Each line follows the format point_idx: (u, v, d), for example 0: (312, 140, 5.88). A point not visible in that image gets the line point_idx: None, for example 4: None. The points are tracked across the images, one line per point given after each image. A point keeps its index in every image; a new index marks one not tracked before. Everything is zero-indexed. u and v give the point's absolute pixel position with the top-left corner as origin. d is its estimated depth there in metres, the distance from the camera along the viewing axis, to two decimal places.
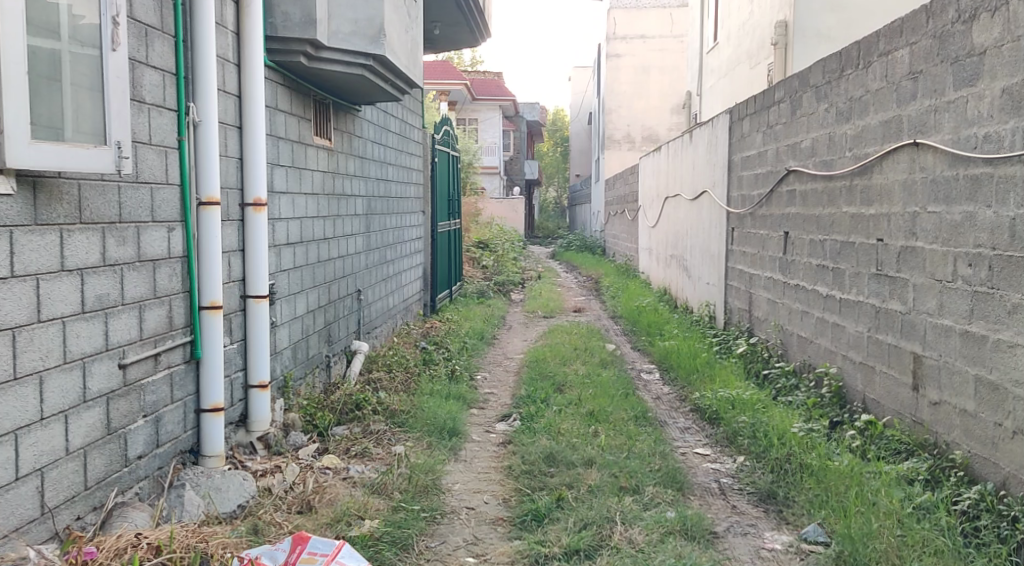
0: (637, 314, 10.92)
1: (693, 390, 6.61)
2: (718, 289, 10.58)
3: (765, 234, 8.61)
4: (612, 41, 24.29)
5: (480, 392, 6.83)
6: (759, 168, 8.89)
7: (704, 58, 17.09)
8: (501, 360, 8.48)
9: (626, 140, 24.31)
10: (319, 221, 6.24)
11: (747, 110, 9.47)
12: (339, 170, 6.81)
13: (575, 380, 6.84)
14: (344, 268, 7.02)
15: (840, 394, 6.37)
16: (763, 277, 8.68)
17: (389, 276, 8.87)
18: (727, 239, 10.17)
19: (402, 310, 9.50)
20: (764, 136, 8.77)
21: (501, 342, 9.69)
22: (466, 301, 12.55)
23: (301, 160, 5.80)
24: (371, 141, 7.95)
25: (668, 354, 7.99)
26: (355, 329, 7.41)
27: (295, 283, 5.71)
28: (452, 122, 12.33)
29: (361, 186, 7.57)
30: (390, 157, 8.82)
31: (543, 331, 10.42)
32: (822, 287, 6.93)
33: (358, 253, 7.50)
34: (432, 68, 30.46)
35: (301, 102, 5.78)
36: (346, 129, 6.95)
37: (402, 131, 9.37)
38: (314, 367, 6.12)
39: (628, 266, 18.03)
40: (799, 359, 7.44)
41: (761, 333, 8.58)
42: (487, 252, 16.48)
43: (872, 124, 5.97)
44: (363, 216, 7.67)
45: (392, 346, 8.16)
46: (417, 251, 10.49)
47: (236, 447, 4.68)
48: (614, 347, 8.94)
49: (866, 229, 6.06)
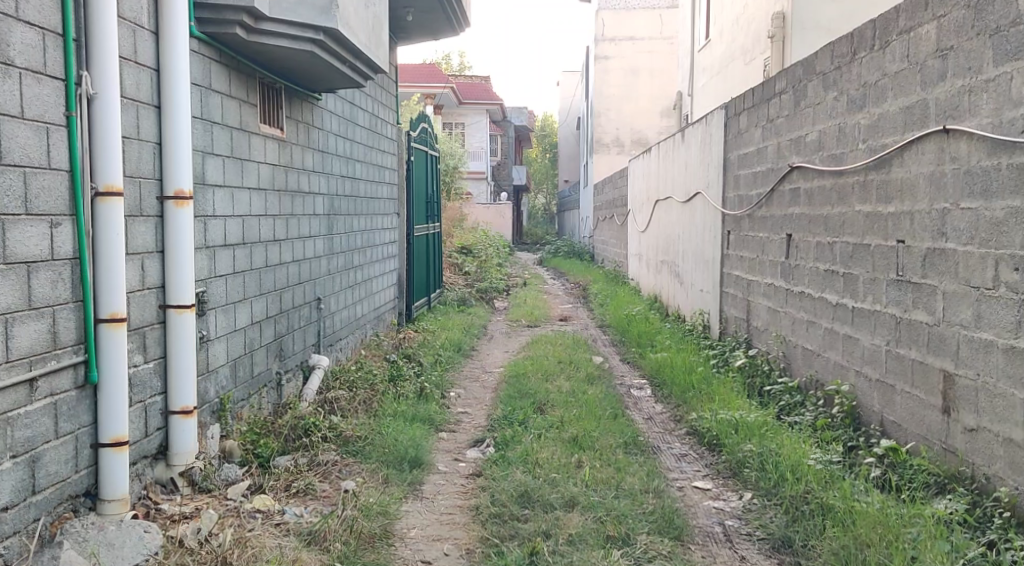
0: (627, 323, 10.22)
1: (689, 410, 5.90)
2: (712, 297, 9.89)
3: (765, 236, 7.94)
4: (600, 43, 23.64)
5: (451, 413, 6.11)
6: (758, 166, 8.22)
7: (695, 57, 16.44)
8: (479, 375, 7.78)
9: (615, 143, 23.64)
10: (268, 221, 5.55)
11: (744, 104, 8.81)
12: (294, 165, 6.12)
13: (558, 398, 6.14)
14: (301, 275, 6.32)
15: (853, 414, 5.69)
16: (762, 284, 8.00)
17: (356, 282, 8.15)
18: (722, 243, 9.49)
19: (372, 319, 8.78)
20: (763, 131, 8.10)
21: (479, 354, 8.98)
22: (445, 309, 11.83)
23: (244, 151, 5.11)
24: (335, 136, 7.27)
25: (660, 367, 7.29)
26: (316, 342, 6.71)
27: (237, 291, 5.01)
28: (429, 119, 11.61)
29: (322, 183, 6.88)
30: (358, 155, 8.14)
31: (526, 341, 9.70)
32: (830, 295, 6.26)
33: (319, 258, 6.81)
34: (416, 71, 29.73)
35: (242, 85, 5.09)
36: (302, 119, 6.27)
37: (373, 126, 8.70)
38: (261, 386, 5.41)
39: (617, 273, 17.34)
40: (804, 374, 6.76)
41: (762, 344, 7.90)
42: (469, 258, 15.75)
43: (890, 112, 5.31)
44: (325, 217, 6.98)
45: (359, 360, 7.45)
46: (391, 256, 9.80)
47: (152, 485, 3.97)
48: (602, 360, 8.22)
49: (883, 229, 5.40)
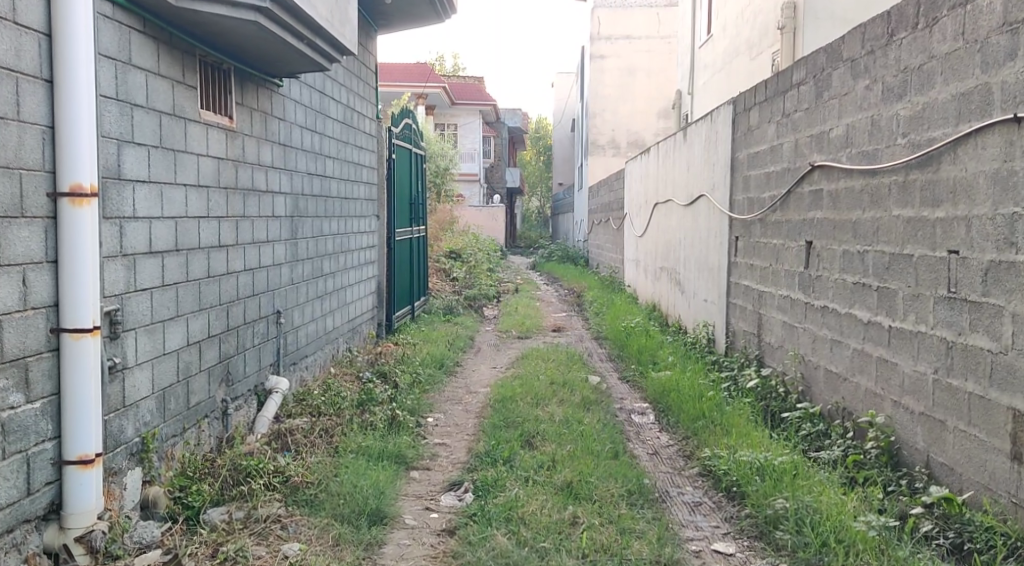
0: (625, 335, 9.44)
1: (700, 446, 5.12)
2: (718, 308, 9.11)
3: (779, 243, 7.16)
4: (596, 41, 22.86)
5: (427, 446, 5.32)
6: (772, 166, 7.45)
7: (696, 53, 15.67)
8: (462, 396, 6.98)
9: (611, 145, 22.82)
10: (211, 224, 4.75)
11: (755, 98, 8.03)
12: (247, 159, 5.32)
13: (549, 429, 5.35)
14: (256, 285, 5.50)
15: (890, 450, 4.94)
16: (776, 296, 7.23)
17: (327, 293, 7.34)
18: (729, 250, 8.71)
19: (346, 332, 7.97)
20: (778, 127, 7.33)
21: (465, 370, 8.18)
22: (430, 319, 11.02)
23: (178, 141, 4.32)
24: (300, 127, 6.47)
25: (664, 389, 6.51)
26: (275, 361, 5.90)
27: (166, 306, 4.21)
28: (413, 114, 10.79)
29: (284, 180, 6.08)
30: (329, 150, 7.34)
31: (516, 356, 8.91)
32: (861, 312, 5.49)
33: (280, 265, 6.01)
34: (408, 70, 28.88)
35: (176, 63, 4.31)
36: (257, 108, 5.48)
37: (346, 119, 7.92)
38: (199, 419, 4.61)
39: (613, 279, 16.55)
40: (828, 400, 5.99)
41: (776, 363, 7.14)
42: (458, 263, 14.93)
43: (937, 101, 4.56)
44: (288, 220, 6.19)
45: (326, 380, 6.65)
46: (369, 263, 9.00)
47: (35, 556, 3.24)
48: (600, 379, 7.42)
49: (928, 237, 4.63)
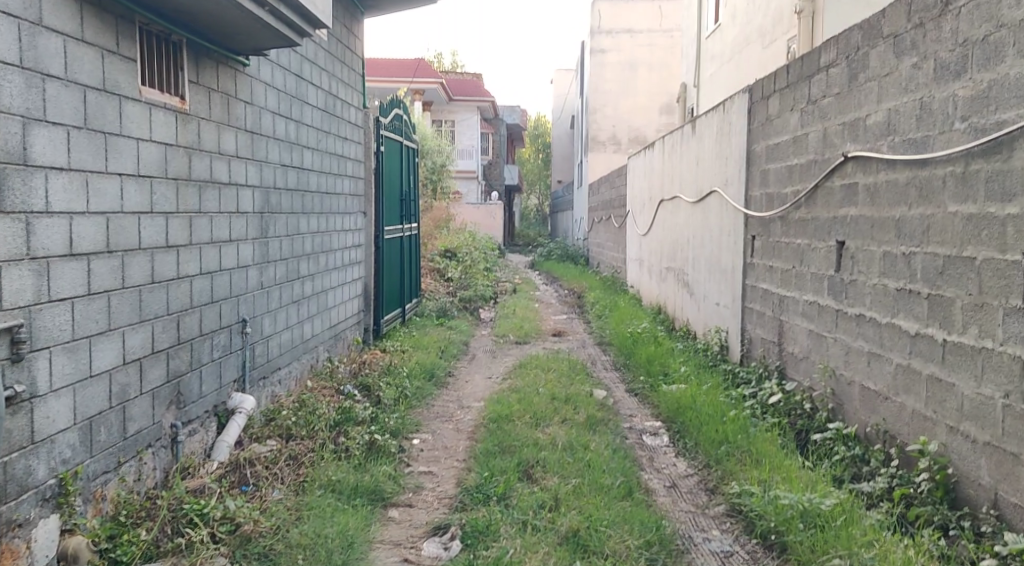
0: (631, 342, 8.75)
1: (727, 478, 4.45)
2: (732, 313, 8.44)
3: (804, 243, 6.49)
4: (597, 34, 22.15)
5: (411, 475, 4.66)
6: (794, 158, 6.78)
7: (703, 44, 15.02)
8: (453, 411, 6.31)
9: (612, 141, 22.15)
10: (156, 220, 4.07)
11: (775, 84, 7.36)
12: (205, 146, 4.64)
13: (551, 456, 4.67)
14: (216, 290, 4.81)
15: (946, 484, 4.24)
16: (800, 302, 6.56)
17: (306, 297, 6.64)
18: (745, 250, 8.05)
19: (328, 340, 7.30)
20: (801, 116, 6.66)
21: (458, 381, 7.51)
22: (422, 323, 10.33)
23: (109, 121, 3.65)
24: (272, 112, 5.77)
25: (679, 407, 5.85)
26: (239, 377, 5.21)
27: (94, 318, 3.54)
28: (404, 104, 10.08)
29: (253, 171, 5.39)
30: (307, 140, 6.65)
31: (513, 364, 8.24)
32: (905, 323, 4.83)
33: (248, 267, 5.32)
34: (404, 64, 28.15)
35: (108, 30, 3.65)
36: (217, 89, 4.79)
37: (327, 106, 7.22)
38: (140, 449, 3.93)
39: (615, 279, 15.88)
40: (866, 421, 5.32)
41: (801, 377, 6.47)
42: (453, 263, 14.22)
43: (1009, 78, 3.95)
44: (258, 216, 5.49)
45: (302, 396, 5.96)
46: (355, 263, 8.32)
47: None
48: (606, 393, 6.74)
49: (995, 238, 4.01)
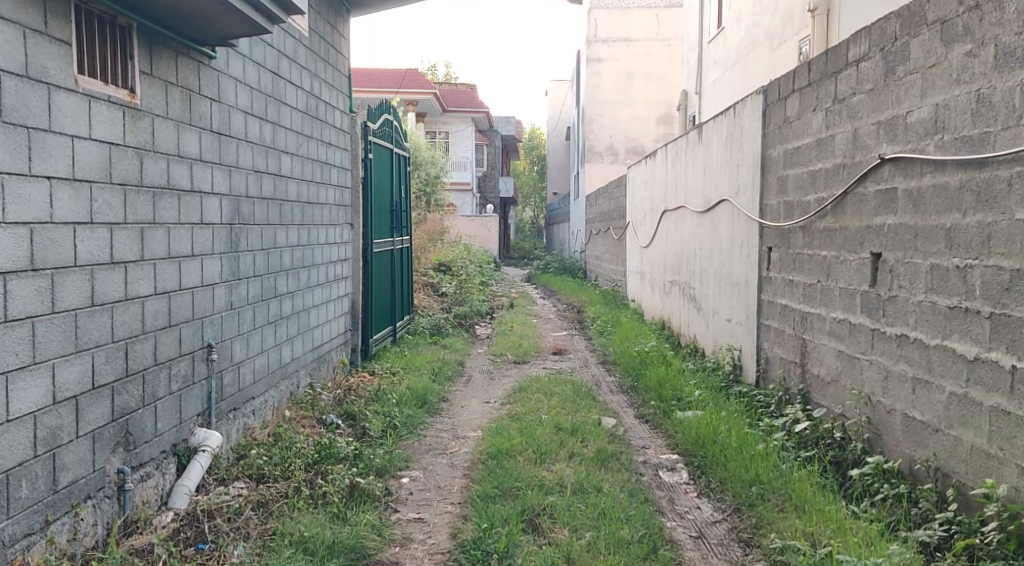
0: (638, 361, 8.16)
1: (767, 531, 3.90)
2: (745, 330, 7.87)
3: (831, 255, 5.93)
4: (593, 43, 21.56)
5: (399, 526, 4.08)
6: (818, 163, 6.23)
7: (704, 49, 14.49)
8: (447, 442, 5.73)
9: (609, 151, 21.61)
10: (97, 232, 3.47)
11: (793, 83, 6.80)
12: (160, 148, 4.04)
13: (560, 503, 4.11)
14: (174, 312, 4.20)
15: (1020, 536, 3.78)
16: (827, 320, 6.00)
17: (284, 317, 6.04)
18: (760, 263, 7.48)
19: (310, 364, 6.70)
20: (825, 117, 6.11)
21: (453, 406, 6.93)
22: (414, 342, 9.75)
23: (33, 115, 3.11)
24: (243, 113, 5.19)
25: (699, 438, 5.26)
26: (203, 410, 4.60)
27: (12, 351, 3.02)
28: (394, 110, 9.47)
29: (219, 178, 4.80)
30: (285, 144, 6.06)
31: (512, 386, 7.65)
32: (961, 345, 4.28)
33: (213, 287, 4.72)
34: (396, 74, 27.56)
35: (34, 6, 3.11)
36: (176, 83, 4.20)
37: (308, 108, 6.62)
38: (77, 503, 3.34)
39: (615, 293, 15.30)
40: (911, 455, 4.74)
41: (830, 402, 5.89)
42: (446, 277, 13.61)
43: None
44: (226, 229, 4.89)
45: (278, 429, 5.35)
46: (341, 278, 7.72)
47: None
48: (616, 420, 6.16)
49: None
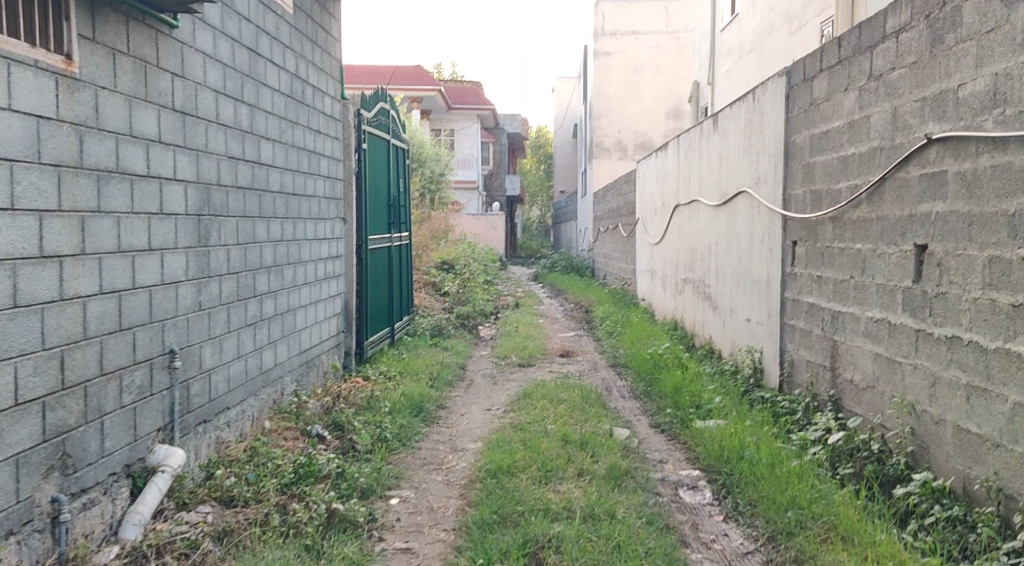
0: (651, 365, 7.61)
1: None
2: (767, 330, 7.32)
3: (867, 248, 5.38)
4: (600, 37, 21.05)
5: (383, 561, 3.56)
6: (850, 148, 5.69)
7: (717, 38, 13.95)
8: (443, 456, 5.19)
9: (617, 147, 21.02)
10: (20, 221, 3.06)
11: (820, 63, 6.27)
12: (107, 125, 3.53)
13: (568, 532, 3.61)
14: (125, 313, 3.67)
15: None
16: (863, 320, 5.45)
17: (265, 318, 5.50)
18: (784, 258, 6.93)
19: (297, 370, 6.15)
20: (858, 97, 5.58)
21: (452, 414, 6.39)
22: (413, 344, 9.21)
23: None
24: (214, 92, 4.65)
25: (724, 453, 4.71)
26: (165, 423, 4.07)
27: None
28: (389, 97, 8.93)
29: (183, 164, 4.26)
30: (266, 130, 5.53)
31: (516, 392, 7.11)
32: None
33: (176, 285, 4.18)
34: (401, 71, 27.02)
35: None
36: (126, 52, 3.67)
37: (293, 91, 6.09)
38: None
39: (624, 292, 14.73)
40: (965, 473, 4.20)
41: (867, 410, 5.33)
42: (449, 276, 13.08)
43: None
44: (192, 220, 4.35)
45: (255, 443, 4.81)
46: (333, 276, 7.19)
47: None
48: (629, 431, 5.62)
49: None
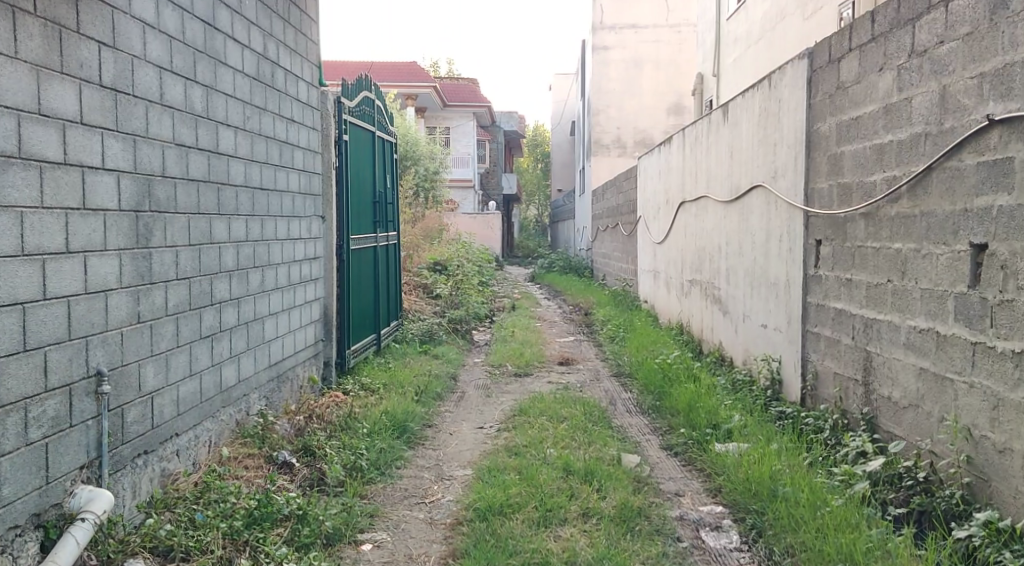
0: (659, 377, 6.96)
1: None
2: (786, 338, 6.67)
3: (909, 249, 4.75)
4: (599, 31, 20.33)
5: None
6: (886, 135, 5.06)
7: (723, 27, 13.30)
8: (427, 487, 4.54)
9: (616, 144, 20.26)
10: None
11: (847, 42, 5.64)
12: (4, 100, 3.00)
13: None
14: (31, 331, 3.09)
15: None
16: (903, 329, 4.81)
17: (226, 329, 4.82)
18: (806, 259, 6.29)
19: (265, 385, 5.48)
20: (895, 78, 4.95)
21: (439, 434, 5.74)
22: (402, 352, 8.55)
23: None
24: (157, 68, 4.00)
25: (752, 486, 4.08)
26: (91, 459, 3.42)
27: None
28: (373, 86, 8.26)
29: (115, 150, 3.60)
30: (226, 115, 4.86)
31: (511, 407, 6.45)
32: None
33: (105, 294, 3.52)
34: (395, 67, 26.37)
35: None
36: (31, 11, 3.10)
37: (260, 73, 5.43)
38: None
39: (626, 293, 14.07)
40: None
41: (910, 433, 4.68)
42: (443, 277, 12.42)
43: None
44: (127, 217, 3.69)
45: (208, 476, 4.15)
46: (310, 280, 6.52)
47: None
48: (638, 455, 4.98)
49: None
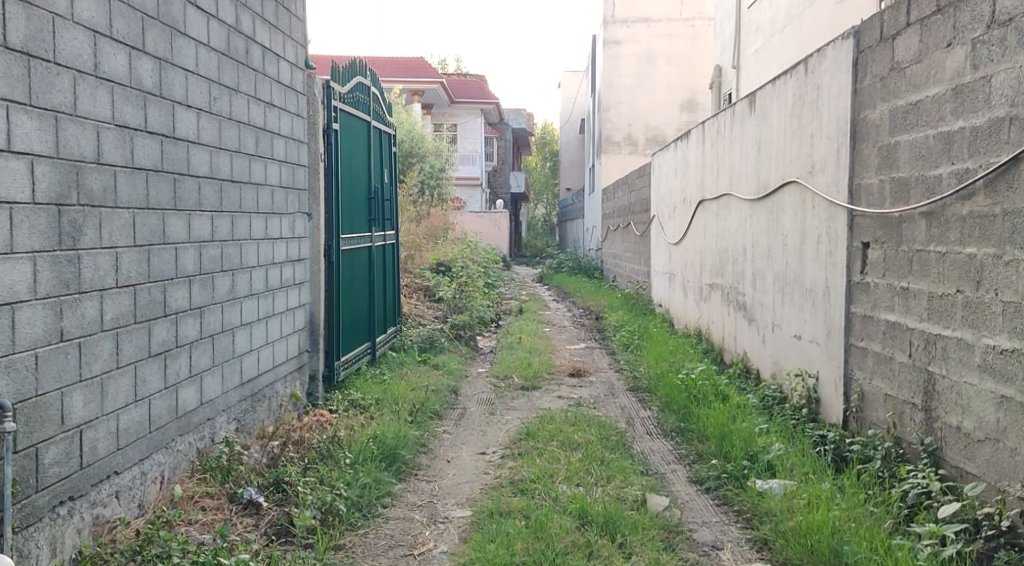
0: (683, 394, 6.25)
1: None
2: (824, 352, 5.94)
3: (985, 255, 4.05)
4: (610, 24, 19.55)
5: None
6: (954, 123, 4.36)
7: (742, 17, 12.55)
8: (416, 532, 3.86)
9: (627, 141, 19.51)
10: None
11: (902, 16, 4.92)
12: None
13: None
14: None
15: None
16: (976, 349, 4.09)
17: (183, 343, 4.11)
18: (849, 264, 5.56)
19: (234, 405, 4.77)
20: (966, 55, 4.25)
21: (433, 461, 5.04)
22: (398, 361, 7.84)
23: None
24: (90, 33, 3.30)
25: (809, 543, 3.44)
26: None
27: None
28: (367, 72, 7.56)
29: (27, 128, 2.97)
30: (185, 94, 4.16)
31: (516, 429, 5.75)
32: None
33: (12, 307, 2.90)
34: (400, 61, 25.66)
35: None
36: None
37: (231, 48, 4.72)
38: None
39: (639, 295, 13.35)
40: None
41: (987, 472, 3.97)
42: (445, 279, 11.70)
43: None
44: (46, 212, 3.05)
45: (152, 525, 3.46)
46: (292, 284, 5.82)
47: None
48: (664, 493, 4.29)
49: None
